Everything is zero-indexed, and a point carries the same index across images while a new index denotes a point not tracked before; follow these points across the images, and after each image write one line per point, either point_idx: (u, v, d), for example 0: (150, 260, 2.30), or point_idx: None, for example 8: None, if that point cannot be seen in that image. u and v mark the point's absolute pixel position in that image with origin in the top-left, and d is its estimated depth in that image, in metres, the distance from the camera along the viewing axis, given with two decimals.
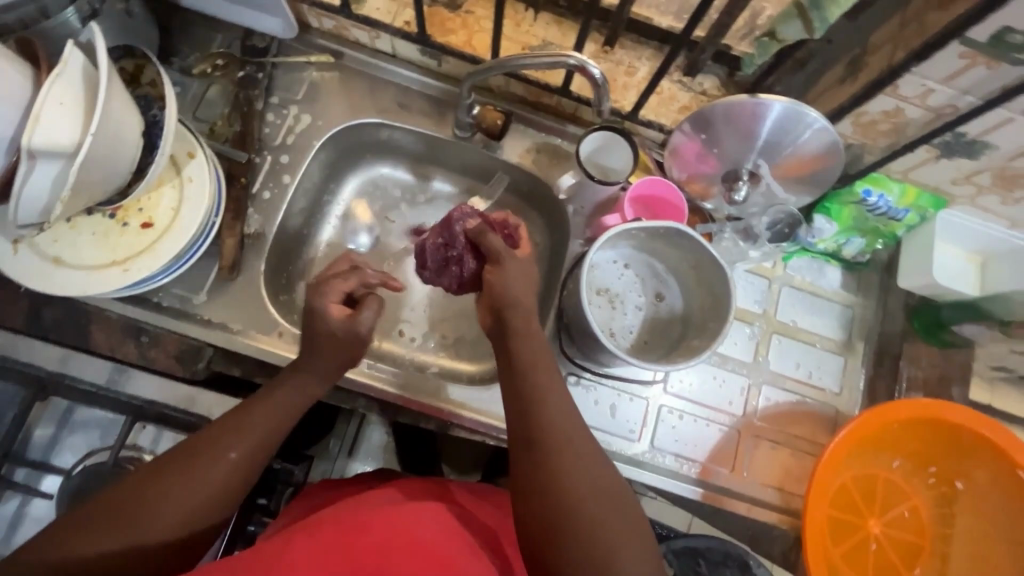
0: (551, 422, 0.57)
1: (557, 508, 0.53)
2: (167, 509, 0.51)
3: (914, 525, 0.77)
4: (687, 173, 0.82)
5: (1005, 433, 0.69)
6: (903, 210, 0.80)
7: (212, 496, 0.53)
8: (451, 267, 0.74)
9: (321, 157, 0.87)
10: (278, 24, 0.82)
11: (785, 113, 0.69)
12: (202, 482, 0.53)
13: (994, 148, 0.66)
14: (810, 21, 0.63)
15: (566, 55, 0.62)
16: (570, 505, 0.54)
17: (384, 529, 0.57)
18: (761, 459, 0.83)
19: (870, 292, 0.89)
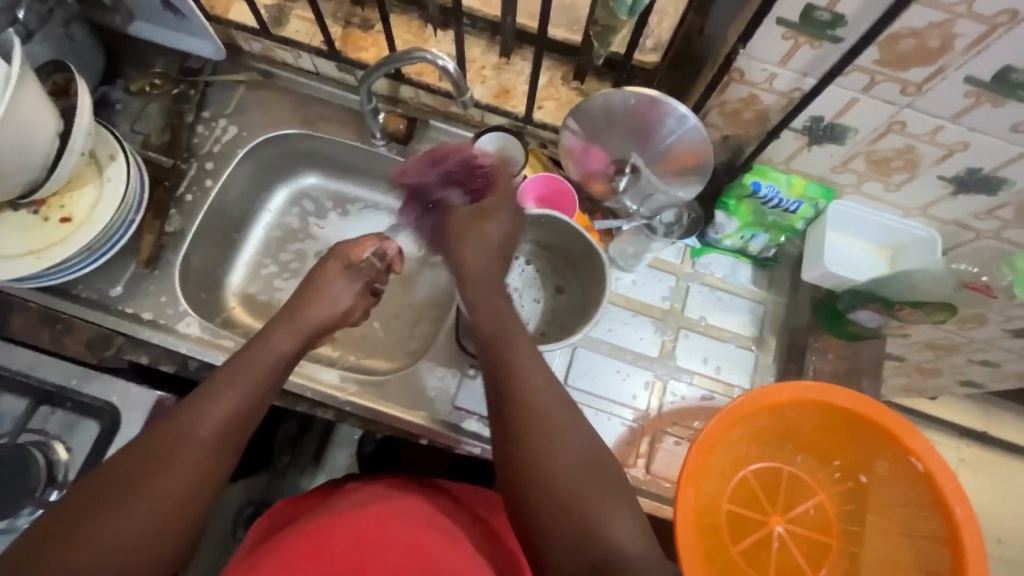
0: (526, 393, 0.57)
1: (552, 513, 0.52)
2: (126, 525, 0.49)
3: (820, 522, 0.74)
4: (581, 171, 0.86)
5: (896, 417, 0.66)
6: (795, 202, 0.81)
7: (178, 497, 0.52)
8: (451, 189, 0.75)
9: (249, 165, 0.94)
10: (208, 47, 0.91)
11: (650, 106, 0.74)
12: (174, 474, 0.52)
13: (853, 131, 0.68)
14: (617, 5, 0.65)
15: (425, 52, 0.69)
16: (553, 493, 0.52)
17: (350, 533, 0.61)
18: (667, 457, 0.81)
19: (782, 289, 0.89)
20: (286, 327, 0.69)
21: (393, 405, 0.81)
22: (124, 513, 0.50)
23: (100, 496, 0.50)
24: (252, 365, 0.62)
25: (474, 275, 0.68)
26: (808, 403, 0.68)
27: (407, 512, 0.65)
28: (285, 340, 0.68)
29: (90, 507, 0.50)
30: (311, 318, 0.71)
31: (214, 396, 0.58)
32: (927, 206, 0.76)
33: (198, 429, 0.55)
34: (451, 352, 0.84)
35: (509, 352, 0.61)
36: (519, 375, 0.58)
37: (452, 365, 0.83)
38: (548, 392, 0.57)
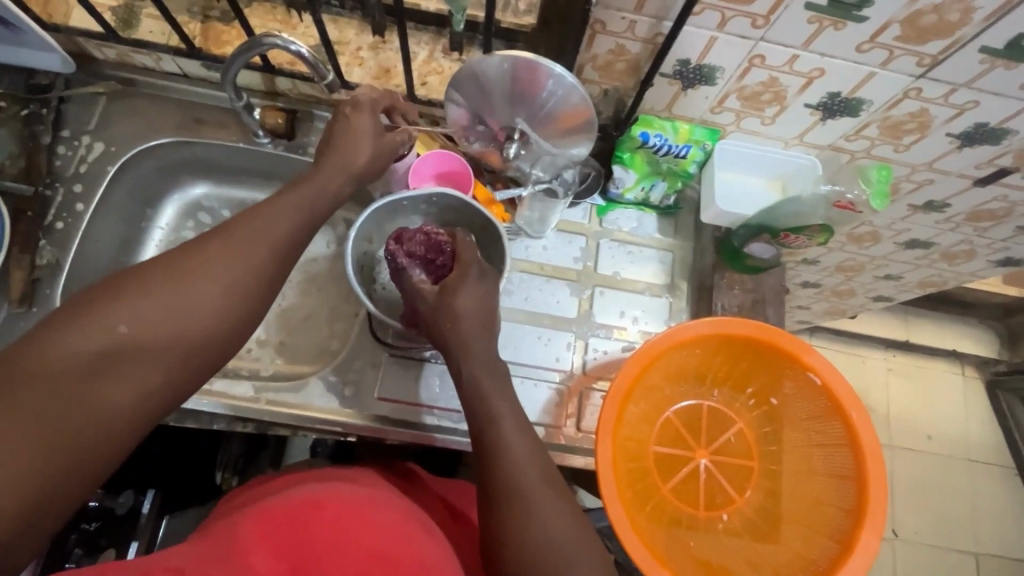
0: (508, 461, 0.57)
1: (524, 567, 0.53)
2: (108, 398, 0.42)
3: (742, 449, 0.78)
4: (478, 142, 0.84)
5: (793, 338, 0.70)
6: (683, 146, 0.82)
7: (165, 374, 0.46)
8: (437, 259, 0.71)
9: (126, 183, 0.88)
10: (55, 60, 0.84)
11: (525, 68, 0.72)
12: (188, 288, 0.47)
13: (720, 69, 0.69)
14: None
15: (272, 36, 0.65)
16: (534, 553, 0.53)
17: (338, 511, 0.57)
18: (596, 412, 0.82)
19: (686, 233, 0.92)
20: (286, 199, 0.58)
21: (314, 407, 0.78)
22: (104, 384, 0.42)
23: (70, 361, 0.41)
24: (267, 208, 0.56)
25: (455, 335, 0.64)
26: (713, 338, 0.71)
27: (381, 497, 0.64)
28: (290, 211, 0.57)
29: (96, 345, 0.43)
30: (311, 198, 0.60)
31: (190, 261, 0.49)
32: (803, 135, 0.79)
33: (194, 307, 0.47)
34: (369, 345, 0.83)
35: (484, 413, 0.60)
36: (499, 439, 0.58)
37: (372, 357, 0.82)
38: (526, 454, 0.57)
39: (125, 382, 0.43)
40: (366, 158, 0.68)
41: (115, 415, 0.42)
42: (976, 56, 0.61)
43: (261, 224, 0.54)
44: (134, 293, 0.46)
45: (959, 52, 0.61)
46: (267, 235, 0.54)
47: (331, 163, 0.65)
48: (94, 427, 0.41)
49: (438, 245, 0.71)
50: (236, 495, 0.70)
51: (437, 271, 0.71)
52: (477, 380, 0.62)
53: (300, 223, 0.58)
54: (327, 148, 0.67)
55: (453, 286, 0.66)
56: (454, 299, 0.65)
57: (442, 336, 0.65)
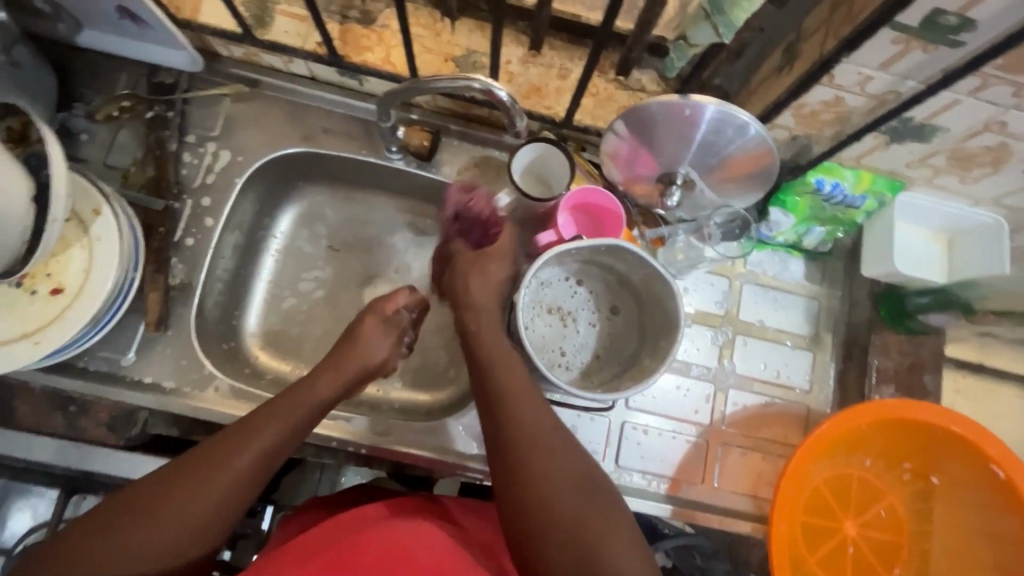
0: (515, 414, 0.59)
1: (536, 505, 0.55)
2: (139, 545, 0.49)
3: (891, 524, 0.75)
4: (627, 174, 0.77)
5: (976, 426, 0.66)
6: (860, 196, 0.76)
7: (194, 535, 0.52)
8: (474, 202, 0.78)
9: (249, 193, 0.83)
10: (184, 58, 0.77)
11: (714, 119, 0.65)
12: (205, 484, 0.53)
13: (945, 130, 0.62)
14: (717, 26, 0.59)
15: (471, 78, 0.59)
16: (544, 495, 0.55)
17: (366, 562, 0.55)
18: (732, 468, 0.80)
19: (836, 281, 0.86)
20: (294, 392, 0.62)
21: (453, 449, 0.76)
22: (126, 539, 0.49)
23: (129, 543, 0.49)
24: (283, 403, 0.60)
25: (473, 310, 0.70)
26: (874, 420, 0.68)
27: (421, 530, 0.61)
28: (301, 403, 0.61)
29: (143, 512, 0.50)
30: (325, 385, 0.64)
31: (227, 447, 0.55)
32: (1001, 197, 0.71)
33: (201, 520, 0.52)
34: None
35: (511, 413, 0.59)
36: (536, 437, 0.58)
37: None
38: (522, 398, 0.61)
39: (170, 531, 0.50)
40: (379, 359, 0.70)
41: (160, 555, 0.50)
42: None
43: (267, 416, 0.58)
44: (179, 486, 0.52)
45: None
46: (283, 420, 0.59)
47: (351, 355, 0.68)
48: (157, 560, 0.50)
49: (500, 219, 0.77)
50: (304, 506, 0.72)
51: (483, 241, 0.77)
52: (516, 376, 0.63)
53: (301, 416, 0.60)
54: (348, 338, 0.70)
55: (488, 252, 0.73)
56: (487, 265, 0.73)
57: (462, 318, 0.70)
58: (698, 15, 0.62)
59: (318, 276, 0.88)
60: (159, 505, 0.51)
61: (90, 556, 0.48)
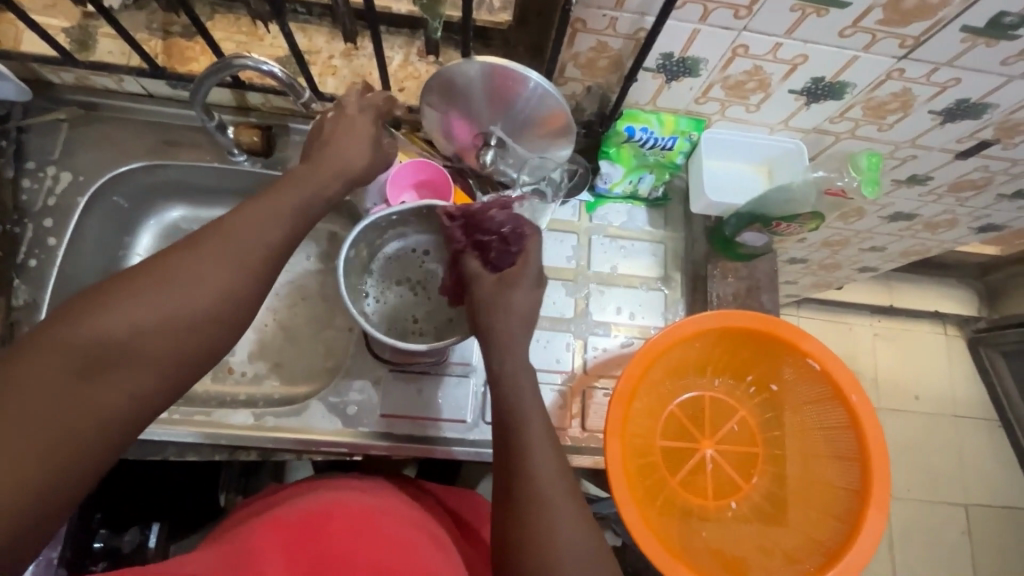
0: (533, 469, 0.55)
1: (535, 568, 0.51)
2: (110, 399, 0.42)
3: (745, 437, 0.79)
4: (458, 150, 0.82)
5: (789, 326, 0.71)
6: (670, 138, 0.82)
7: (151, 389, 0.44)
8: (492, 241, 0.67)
9: (100, 213, 0.84)
10: (12, 89, 0.78)
11: (500, 74, 0.68)
12: (159, 317, 0.44)
13: (704, 61, 0.68)
14: None
15: (244, 57, 0.64)
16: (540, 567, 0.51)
17: (348, 535, 0.57)
18: (600, 410, 0.83)
19: (677, 224, 0.92)
20: (236, 223, 0.51)
21: (316, 429, 0.77)
22: (110, 391, 0.42)
23: (61, 379, 0.40)
24: (234, 229, 0.50)
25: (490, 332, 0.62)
26: (715, 331, 0.72)
27: (388, 511, 0.63)
28: (247, 237, 0.50)
29: (82, 336, 0.42)
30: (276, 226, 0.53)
31: (185, 275, 0.46)
32: (788, 119, 0.78)
33: (153, 359, 0.44)
34: (366, 361, 0.81)
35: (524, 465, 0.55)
36: (538, 491, 0.54)
37: (370, 374, 0.80)
38: (541, 459, 0.55)
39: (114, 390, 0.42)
40: (356, 167, 0.63)
41: (89, 404, 0.41)
42: (958, 35, 0.61)
43: (205, 259, 0.47)
44: (121, 312, 0.43)
45: (941, 32, 0.61)
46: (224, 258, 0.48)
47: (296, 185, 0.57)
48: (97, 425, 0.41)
49: (520, 234, 0.66)
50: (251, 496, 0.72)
51: (500, 259, 0.67)
52: (523, 405, 0.58)
53: (249, 252, 0.50)
54: (320, 142, 0.64)
55: (513, 279, 0.63)
56: (512, 296, 0.63)
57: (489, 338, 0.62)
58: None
59: None
60: (80, 352, 0.41)
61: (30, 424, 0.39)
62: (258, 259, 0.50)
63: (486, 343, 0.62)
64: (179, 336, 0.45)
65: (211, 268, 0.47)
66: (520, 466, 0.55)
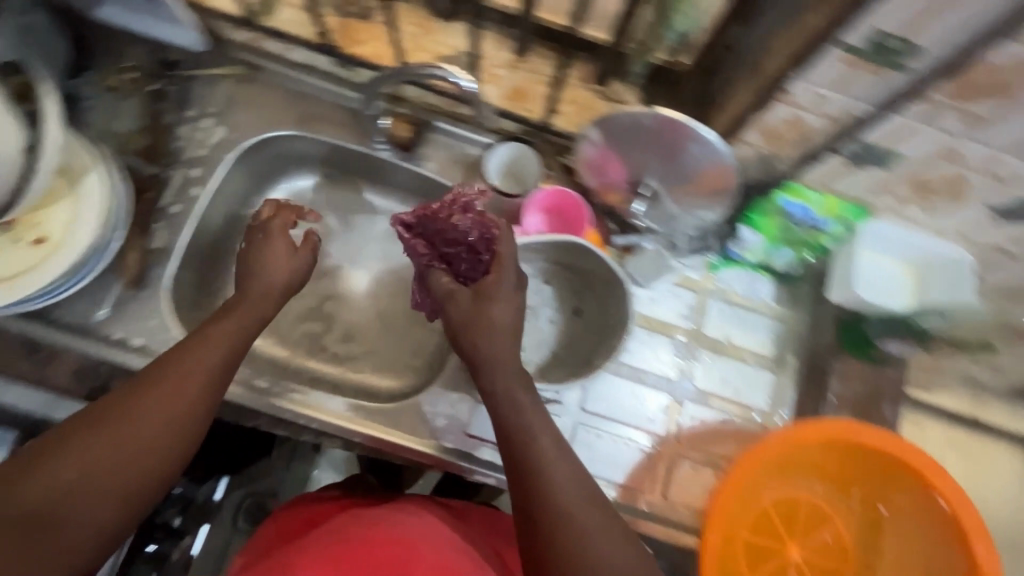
0: (549, 481, 0.51)
1: None
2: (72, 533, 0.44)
3: (836, 551, 0.74)
4: (600, 181, 0.78)
5: (923, 455, 0.65)
6: (826, 221, 0.77)
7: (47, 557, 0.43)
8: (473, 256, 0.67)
9: (239, 171, 0.86)
10: (190, 38, 0.83)
11: (679, 131, 0.68)
12: (117, 456, 0.47)
13: (902, 156, 0.63)
14: None
15: (437, 67, 0.62)
16: None
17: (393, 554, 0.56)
18: (683, 482, 0.79)
19: (803, 306, 0.86)
20: (186, 351, 0.54)
21: (402, 432, 0.77)
22: (64, 532, 0.44)
23: (28, 505, 0.43)
24: (183, 351, 0.54)
25: (491, 375, 0.57)
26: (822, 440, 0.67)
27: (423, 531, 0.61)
28: (197, 360, 0.53)
29: (51, 467, 0.45)
30: (215, 350, 0.55)
31: (136, 408, 0.49)
32: (966, 230, 0.72)
33: (111, 487, 0.46)
34: (462, 375, 0.80)
35: (551, 499, 0.50)
36: (555, 502, 0.49)
37: (464, 390, 0.79)
38: (558, 460, 0.52)
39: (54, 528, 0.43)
40: (282, 281, 0.64)
41: (54, 532, 0.43)
42: None
43: (150, 391, 0.50)
44: (102, 444, 0.46)
45: None
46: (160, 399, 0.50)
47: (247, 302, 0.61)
48: (53, 558, 0.43)
49: (488, 240, 0.66)
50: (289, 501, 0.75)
51: (471, 270, 0.68)
52: (531, 420, 0.54)
53: (187, 381, 0.52)
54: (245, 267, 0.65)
55: (490, 292, 0.60)
56: (490, 310, 0.59)
57: (473, 345, 0.58)
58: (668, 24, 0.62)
59: None
60: (39, 481, 0.44)
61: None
62: (205, 384, 0.53)
63: (477, 367, 0.57)
64: (144, 471, 0.48)
65: (147, 404, 0.49)
66: (535, 480, 0.51)
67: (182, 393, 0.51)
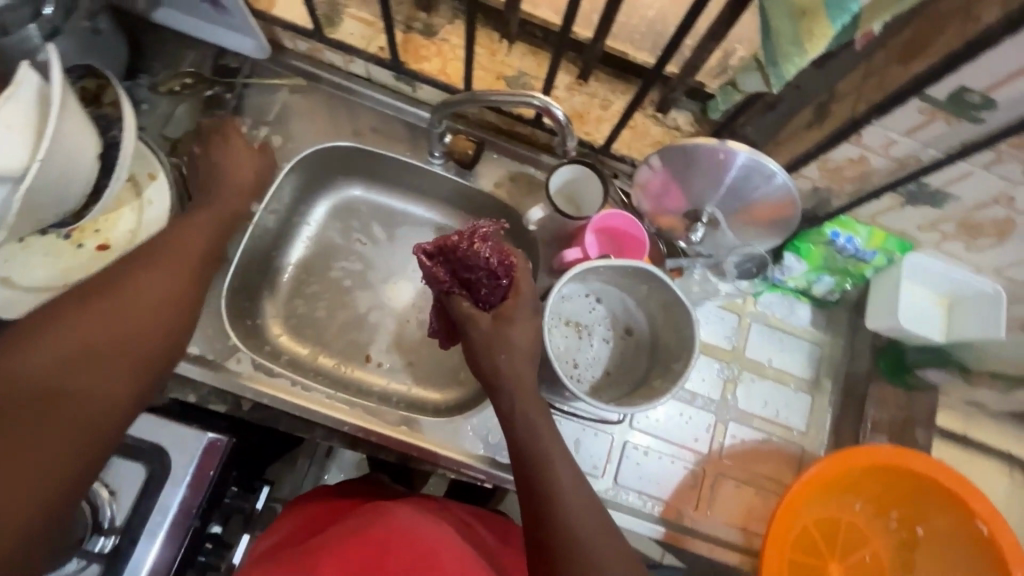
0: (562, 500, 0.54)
1: None
2: (104, 391, 0.50)
3: (873, 569, 0.78)
4: (654, 205, 0.81)
5: (965, 484, 0.68)
6: (870, 252, 0.80)
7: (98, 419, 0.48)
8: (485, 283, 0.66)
9: (293, 179, 0.86)
10: (253, 45, 0.81)
11: (744, 165, 0.69)
12: (103, 312, 0.53)
13: (957, 198, 0.66)
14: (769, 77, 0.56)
15: (531, 96, 0.63)
16: None
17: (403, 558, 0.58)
18: (726, 499, 0.82)
19: (840, 330, 0.89)
20: (160, 263, 0.61)
21: (458, 447, 0.78)
22: (76, 407, 0.48)
23: (38, 370, 0.48)
24: (169, 253, 0.63)
25: (507, 379, 0.61)
26: (857, 466, 0.71)
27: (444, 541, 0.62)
28: (180, 251, 0.64)
29: (41, 326, 0.51)
30: (191, 234, 0.66)
31: (125, 285, 0.57)
32: (1003, 267, 0.76)
33: (114, 349, 0.52)
34: None
35: (533, 465, 0.56)
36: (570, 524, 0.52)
37: None
38: (569, 481, 0.55)
39: (92, 406, 0.49)
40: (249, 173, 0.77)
41: (63, 371, 0.49)
42: None
43: (134, 275, 0.58)
44: (74, 311, 0.53)
45: None
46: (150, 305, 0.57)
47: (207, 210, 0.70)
48: (100, 415, 0.49)
49: (509, 266, 0.65)
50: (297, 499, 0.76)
51: (490, 295, 0.66)
52: (544, 441, 0.57)
53: (185, 260, 0.64)
54: (212, 173, 0.75)
55: (510, 316, 0.64)
56: (511, 332, 0.63)
57: (495, 363, 0.62)
58: (751, 64, 0.65)
59: (345, 266, 0.91)
60: (40, 333, 0.50)
61: (26, 430, 0.44)
62: (195, 262, 0.64)
63: (496, 387, 0.61)
64: (119, 339, 0.53)
65: (140, 277, 0.59)
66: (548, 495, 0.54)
67: (181, 276, 0.62)
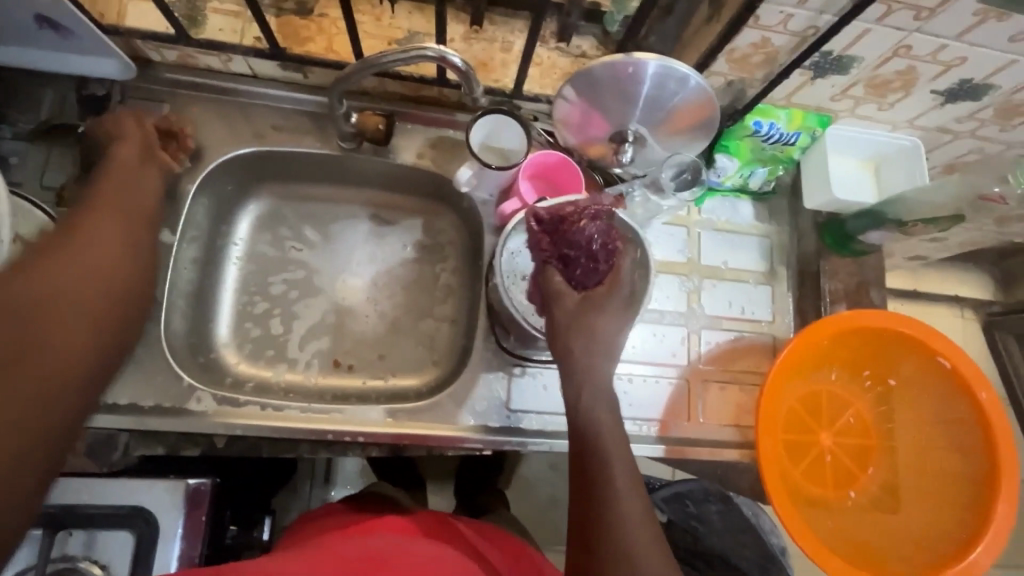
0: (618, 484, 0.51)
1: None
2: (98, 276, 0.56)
3: (862, 429, 0.81)
4: (580, 137, 0.80)
5: (922, 326, 0.72)
6: (795, 134, 0.81)
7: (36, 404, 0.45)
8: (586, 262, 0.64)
9: (204, 200, 0.80)
10: (116, 66, 0.74)
11: (655, 74, 0.68)
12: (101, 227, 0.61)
13: (860, 60, 0.68)
14: None
15: (424, 48, 0.60)
16: None
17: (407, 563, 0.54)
18: (714, 402, 0.84)
19: (782, 217, 0.92)
20: (80, 243, 0.58)
21: (448, 424, 0.77)
22: (81, 289, 0.54)
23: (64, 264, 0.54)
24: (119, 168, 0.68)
25: (582, 367, 0.57)
26: (826, 338, 0.73)
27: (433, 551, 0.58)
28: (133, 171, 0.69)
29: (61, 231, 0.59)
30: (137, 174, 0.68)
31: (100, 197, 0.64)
32: (915, 118, 0.79)
33: (100, 246, 0.59)
34: (491, 355, 0.80)
35: (597, 451, 0.53)
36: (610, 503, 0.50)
37: (495, 368, 0.80)
38: (620, 462, 0.52)
39: (25, 404, 0.44)
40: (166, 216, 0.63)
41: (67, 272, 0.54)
42: None
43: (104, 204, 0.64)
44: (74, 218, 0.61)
45: None
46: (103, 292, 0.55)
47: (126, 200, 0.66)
48: (94, 323, 0.53)
49: (612, 251, 0.64)
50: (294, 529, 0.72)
51: (585, 277, 0.64)
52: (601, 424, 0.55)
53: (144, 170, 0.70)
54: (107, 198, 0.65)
55: (597, 304, 0.61)
56: (596, 324, 0.60)
57: (572, 348, 0.59)
58: None
59: (286, 277, 0.87)
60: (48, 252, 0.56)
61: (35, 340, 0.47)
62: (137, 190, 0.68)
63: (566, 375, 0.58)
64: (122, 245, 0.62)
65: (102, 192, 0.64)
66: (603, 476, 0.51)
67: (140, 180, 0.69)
